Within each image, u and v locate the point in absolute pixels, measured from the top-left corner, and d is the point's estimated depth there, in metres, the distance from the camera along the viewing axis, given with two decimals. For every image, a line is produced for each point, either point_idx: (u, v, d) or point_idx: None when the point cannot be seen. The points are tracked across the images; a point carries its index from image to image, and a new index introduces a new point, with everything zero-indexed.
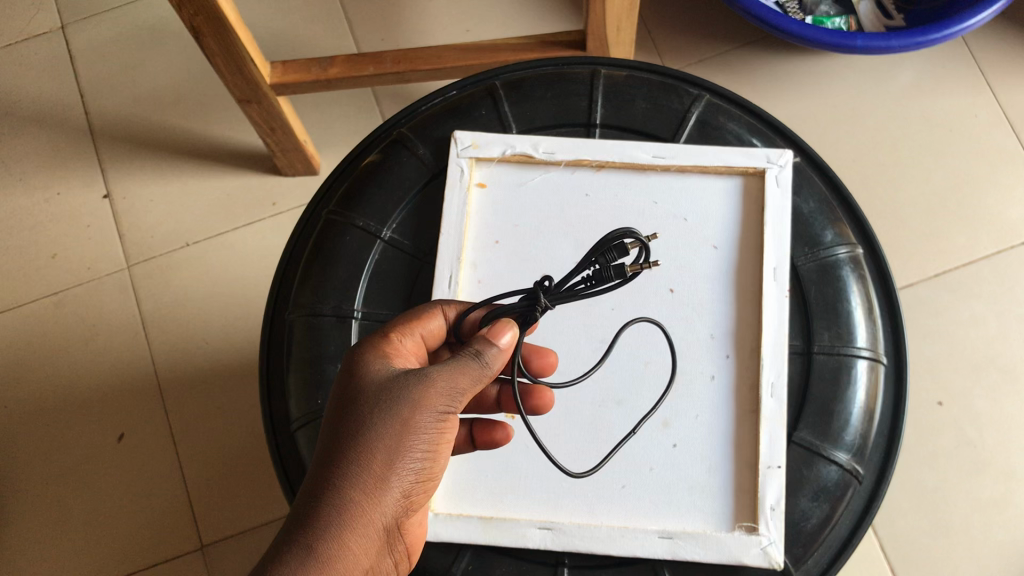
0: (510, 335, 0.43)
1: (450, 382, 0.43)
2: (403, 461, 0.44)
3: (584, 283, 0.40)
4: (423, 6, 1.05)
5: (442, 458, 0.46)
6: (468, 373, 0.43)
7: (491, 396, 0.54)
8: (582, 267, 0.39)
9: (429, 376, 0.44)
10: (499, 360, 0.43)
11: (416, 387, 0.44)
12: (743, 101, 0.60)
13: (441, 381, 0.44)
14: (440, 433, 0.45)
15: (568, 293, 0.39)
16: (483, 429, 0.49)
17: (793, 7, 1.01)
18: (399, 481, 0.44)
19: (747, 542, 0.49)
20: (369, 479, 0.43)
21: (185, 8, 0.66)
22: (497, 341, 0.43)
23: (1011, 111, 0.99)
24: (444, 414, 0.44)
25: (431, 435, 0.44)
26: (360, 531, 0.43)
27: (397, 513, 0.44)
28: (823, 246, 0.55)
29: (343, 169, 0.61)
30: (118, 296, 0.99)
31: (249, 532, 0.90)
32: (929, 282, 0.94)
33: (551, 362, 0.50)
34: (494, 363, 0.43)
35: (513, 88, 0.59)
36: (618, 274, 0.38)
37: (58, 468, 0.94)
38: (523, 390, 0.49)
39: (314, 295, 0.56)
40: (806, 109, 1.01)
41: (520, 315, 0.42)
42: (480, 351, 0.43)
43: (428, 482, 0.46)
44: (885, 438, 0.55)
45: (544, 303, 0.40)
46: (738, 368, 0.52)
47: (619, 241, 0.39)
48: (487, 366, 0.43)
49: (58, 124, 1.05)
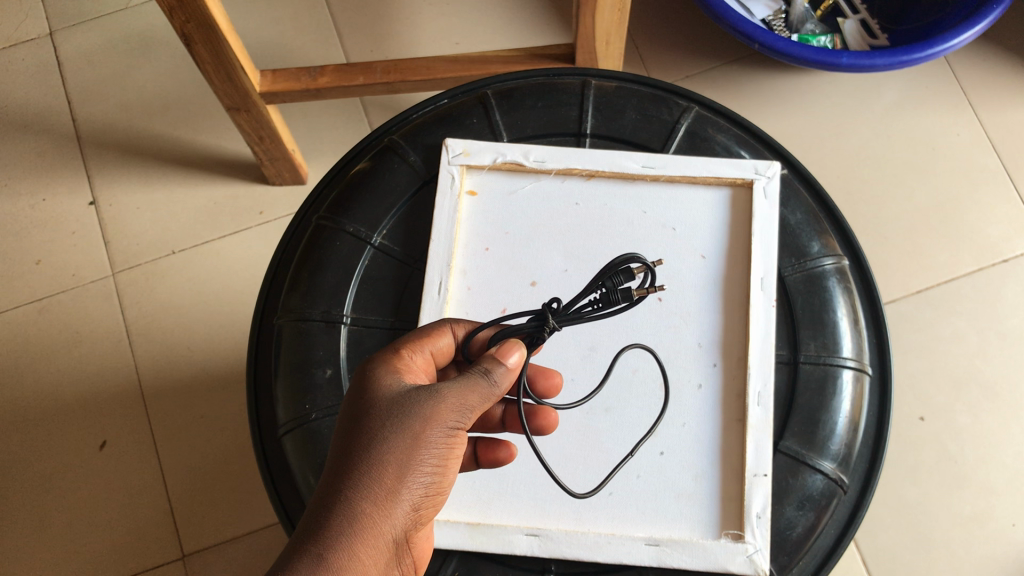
0: (517, 354, 0.43)
1: (459, 399, 0.43)
2: (414, 475, 0.43)
3: (590, 306, 0.41)
4: (415, 19, 1.06)
5: (450, 472, 0.45)
6: (477, 391, 0.43)
7: (497, 416, 0.54)
8: (590, 290, 0.40)
9: (439, 392, 0.44)
10: (506, 379, 0.43)
11: (427, 402, 0.44)
12: (731, 114, 0.61)
13: (451, 397, 0.43)
14: (449, 448, 0.44)
15: (575, 315, 0.40)
16: (487, 448, 0.49)
17: (780, 25, 1.02)
18: (409, 494, 0.43)
19: (733, 550, 0.49)
20: (379, 490, 0.42)
21: (177, 15, 0.67)
22: (504, 361, 0.43)
23: (990, 131, 1.02)
24: (454, 430, 0.44)
25: (441, 449, 0.44)
26: (370, 543, 0.42)
27: (406, 526, 0.44)
28: (809, 257, 0.56)
29: (333, 177, 0.62)
30: (103, 304, 0.98)
31: (229, 543, 0.89)
32: (911, 298, 0.95)
33: (556, 384, 0.50)
34: (502, 382, 0.43)
35: (504, 97, 0.60)
36: (624, 297, 0.40)
37: (36, 477, 0.92)
38: (527, 410, 0.49)
39: (303, 300, 0.56)
40: (791, 126, 1.02)
41: (527, 336, 0.43)
42: (489, 369, 0.43)
43: (437, 496, 0.45)
44: (869, 448, 0.55)
45: (552, 325, 0.41)
46: (725, 376, 0.52)
47: (626, 265, 0.39)
48: (495, 384, 0.43)
49: (45, 130, 1.05)
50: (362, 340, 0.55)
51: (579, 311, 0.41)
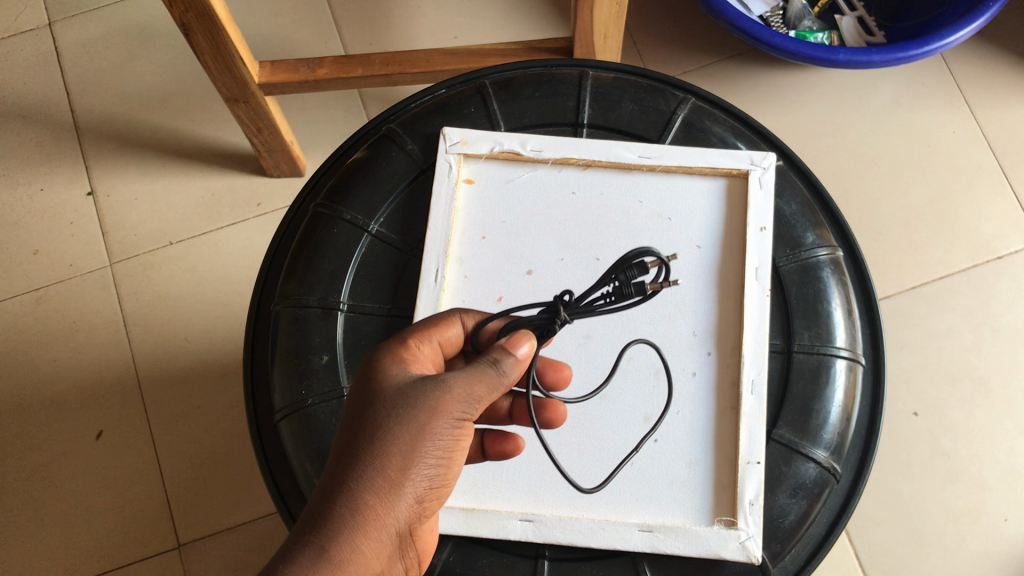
0: (528, 345, 0.43)
1: (467, 389, 0.44)
2: (418, 466, 0.44)
3: (602, 300, 0.41)
4: (414, 13, 1.06)
5: (454, 464, 0.46)
6: (486, 381, 0.43)
7: (504, 408, 0.54)
8: (603, 283, 0.40)
9: (446, 383, 0.44)
10: (516, 369, 0.43)
11: (433, 392, 0.44)
12: (728, 106, 0.62)
13: (458, 387, 0.44)
14: (454, 439, 0.45)
15: (587, 308, 0.41)
16: (493, 441, 0.50)
17: (777, 21, 1.03)
18: (413, 486, 0.43)
19: (725, 536, 0.49)
20: (384, 482, 0.43)
21: (176, 5, 0.67)
22: (515, 351, 0.43)
23: (986, 128, 1.02)
24: (460, 421, 0.44)
25: (446, 440, 0.44)
26: (373, 534, 0.42)
27: (409, 517, 0.44)
28: (804, 247, 0.57)
29: (331, 165, 0.62)
30: (100, 294, 0.98)
31: (226, 533, 0.89)
32: (906, 294, 0.96)
33: (565, 376, 0.50)
34: (511, 372, 0.44)
35: (502, 87, 0.60)
36: (637, 291, 0.40)
37: (33, 467, 0.92)
38: (537, 403, 0.49)
39: (300, 287, 0.56)
40: (788, 123, 1.03)
41: (538, 327, 0.43)
42: (499, 359, 0.43)
43: (441, 487, 0.45)
44: (862, 438, 0.56)
45: (563, 317, 0.41)
46: (719, 365, 0.53)
47: (639, 259, 0.40)
48: (504, 374, 0.43)
49: (44, 121, 1.05)
50: (359, 327, 0.55)
51: (590, 305, 0.41)
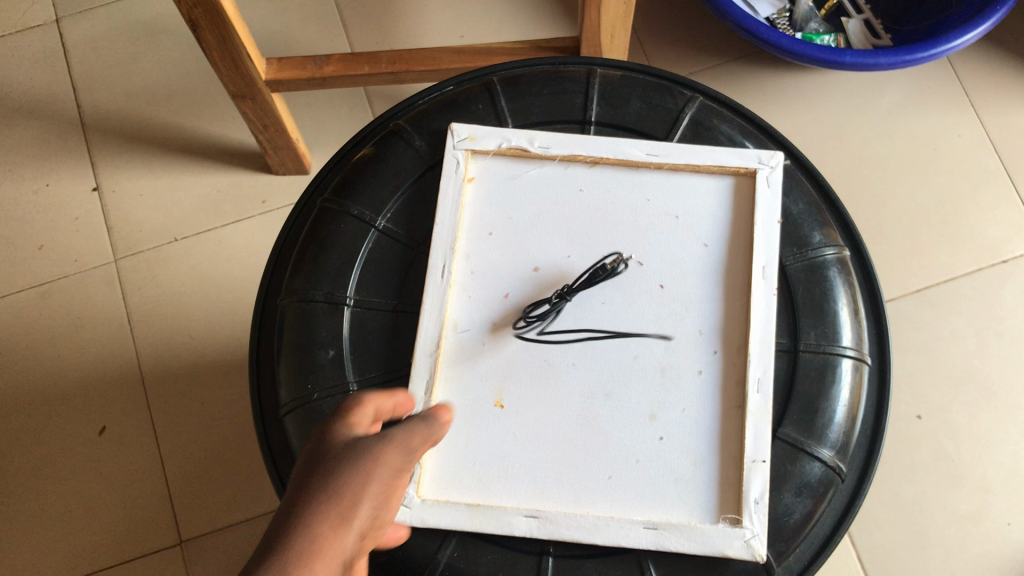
0: (449, 413, 0.48)
1: (409, 440, 0.43)
2: (366, 511, 0.40)
3: None
4: (421, 12, 1.06)
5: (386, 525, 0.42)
6: (422, 434, 0.44)
7: None
8: None
9: (389, 433, 0.43)
10: (442, 427, 0.46)
11: (379, 441, 0.42)
12: (736, 105, 0.62)
13: (400, 437, 0.43)
14: (392, 491, 0.42)
15: None
16: None
17: (784, 23, 1.03)
18: (359, 530, 0.39)
19: (730, 534, 0.49)
20: (333, 518, 0.38)
21: (184, 1, 0.67)
22: (441, 417, 0.47)
23: (991, 132, 1.02)
24: (401, 472, 0.42)
25: (387, 490, 0.41)
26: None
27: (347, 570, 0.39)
28: (810, 246, 0.56)
29: (338, 161, 0.62)
30: (105, 290, 0.98)
31: (228, 530, 0.89)
32: (910, 297, 0.96)
33: None
34: (439, 429, 0.46)
35: (510, 84, 0.60)
36: None
37: (36, 461, 0.92)
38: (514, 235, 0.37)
39: (307, 282, 0.56)
40: (793, 125, 1.03)
41: None
42: (431, 419, 0.46)
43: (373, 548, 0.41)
44: (868, 438, 0.56)
45: None
46: (725, 363, 0.53)
47: None
48: (434, 429, 0.45)
49: (50, 116, 1.05)
50: (365, 322, 0.55)
51: None
